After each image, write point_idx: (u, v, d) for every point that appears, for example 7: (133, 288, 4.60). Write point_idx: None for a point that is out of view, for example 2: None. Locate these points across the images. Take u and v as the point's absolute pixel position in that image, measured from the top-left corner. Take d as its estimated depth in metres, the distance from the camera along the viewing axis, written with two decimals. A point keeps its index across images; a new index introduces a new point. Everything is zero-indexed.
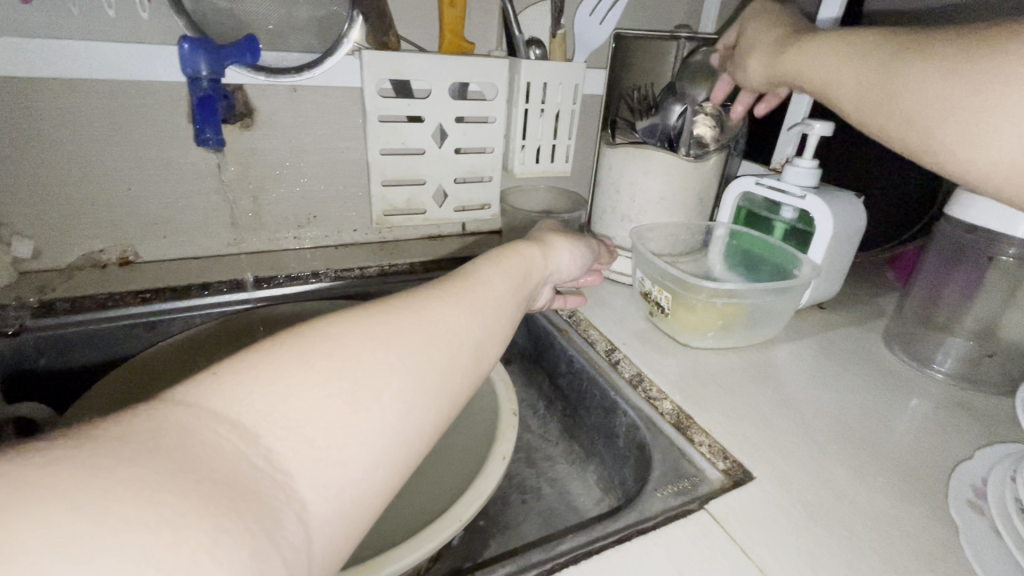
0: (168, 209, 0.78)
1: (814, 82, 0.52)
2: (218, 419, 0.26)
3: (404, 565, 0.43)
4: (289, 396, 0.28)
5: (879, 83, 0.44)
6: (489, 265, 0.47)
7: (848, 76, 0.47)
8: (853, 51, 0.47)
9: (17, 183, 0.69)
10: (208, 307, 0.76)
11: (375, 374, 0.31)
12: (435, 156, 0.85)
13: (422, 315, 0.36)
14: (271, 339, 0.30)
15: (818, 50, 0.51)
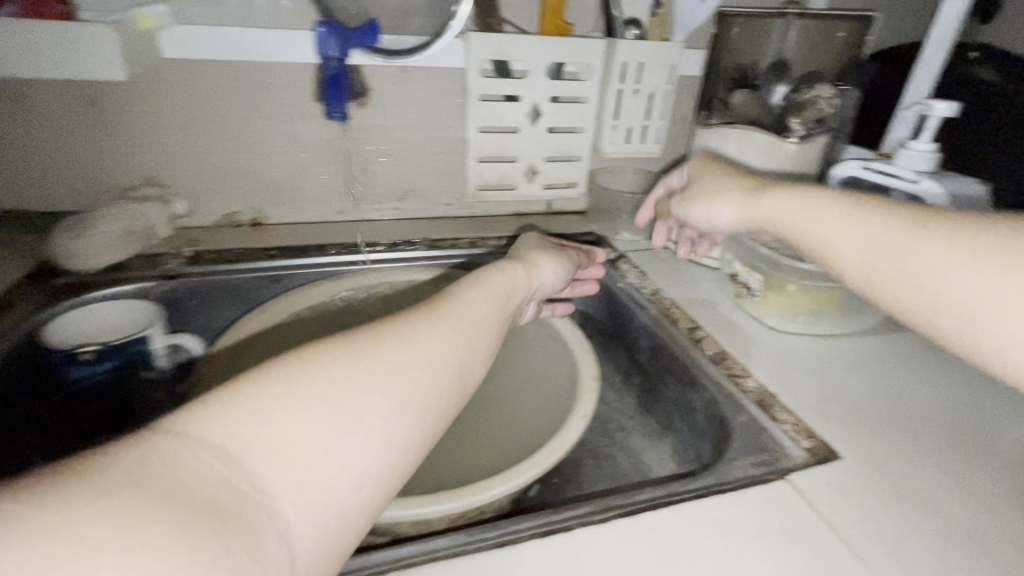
0: (291, 178, 0.88)
1: (807, 242, 0.49)
2: (201, 447, 0.26)
3: (494, 495, 0.49)
4: (273, 419, 0.28)
5: (901, 260, 0.41)
6: (471, 289, 0.48)
7: (857, 237, 0.45)
8: (854, 216, 0.46)
9: (180, 150, 0.82)
10: (321, 266, 0.85)
11: (358, 396, 0.32)
12: (528, 134, 0.89)
13: (408, 338, 0.37)
14: (258, 365, 0.31)
15: (816, 209, 0.49)
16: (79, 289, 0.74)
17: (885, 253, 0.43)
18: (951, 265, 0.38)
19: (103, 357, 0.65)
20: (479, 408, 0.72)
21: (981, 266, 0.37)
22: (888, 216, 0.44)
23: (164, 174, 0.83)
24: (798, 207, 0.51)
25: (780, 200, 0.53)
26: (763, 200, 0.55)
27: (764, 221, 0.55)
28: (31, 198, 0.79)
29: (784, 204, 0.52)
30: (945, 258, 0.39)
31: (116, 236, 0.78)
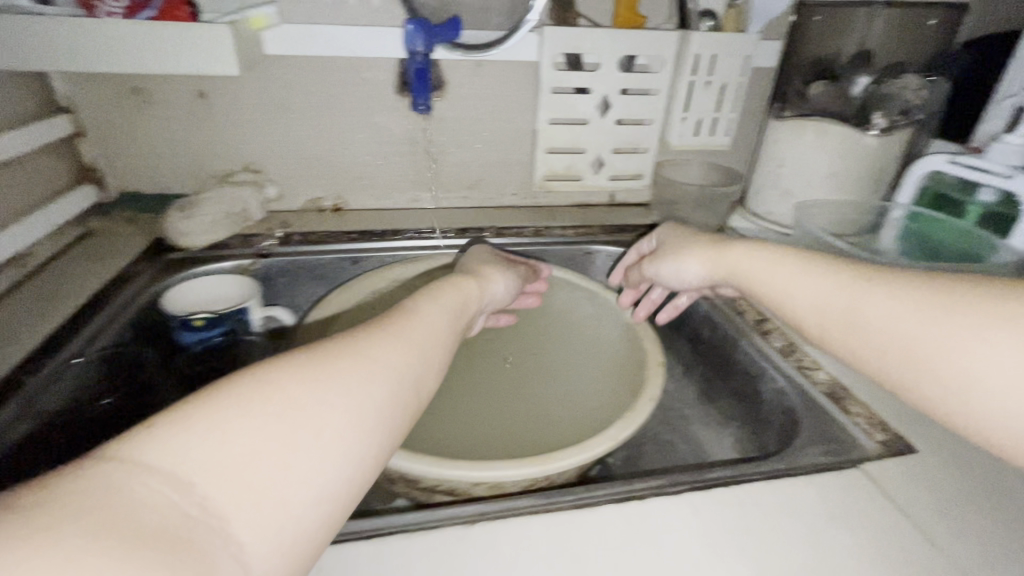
0: (370, 168, 0.94)
1: (769, 297, 0.52)
2: (150, 472, 0.26)
3: (569, 465, 0.52)
4: (229, 440, 0.29)
5: (847, 309, 0.44)
6: (425, 306, 0.49)
7: (808, 289, 0.47)
8: (808, 269, 0.49)
9: (275, 140, 0.89)
10: (396, 250, 0.90)
11: (315, 414, 0.32)
12: (597, 126, 0.91)
13: (363, 359, 0.38)
14: (208, 387, 0.31)
15: (772, 262, 0.52)
16: (187, 264, 0.81)
17: (834, 302, 0.45)
18: (892, 315, 0.41)
19: (214, 324, 0.72)
20: (540, 385, 0.73)
21: (921, 315, 0.39)
22: (842, 272, 0.46)
23: (260, 161, 0.90)
24: (757, 262, 0.54)
25: (742, 252, 0.56)
26: (728, 250, 0.57)
27: (728, 272, 0.57)
28: (151, 181, 0.89)
29: (743, 256, 0.55)
30: (886, 309, 0.41)
31: (220, 215, 0.84)
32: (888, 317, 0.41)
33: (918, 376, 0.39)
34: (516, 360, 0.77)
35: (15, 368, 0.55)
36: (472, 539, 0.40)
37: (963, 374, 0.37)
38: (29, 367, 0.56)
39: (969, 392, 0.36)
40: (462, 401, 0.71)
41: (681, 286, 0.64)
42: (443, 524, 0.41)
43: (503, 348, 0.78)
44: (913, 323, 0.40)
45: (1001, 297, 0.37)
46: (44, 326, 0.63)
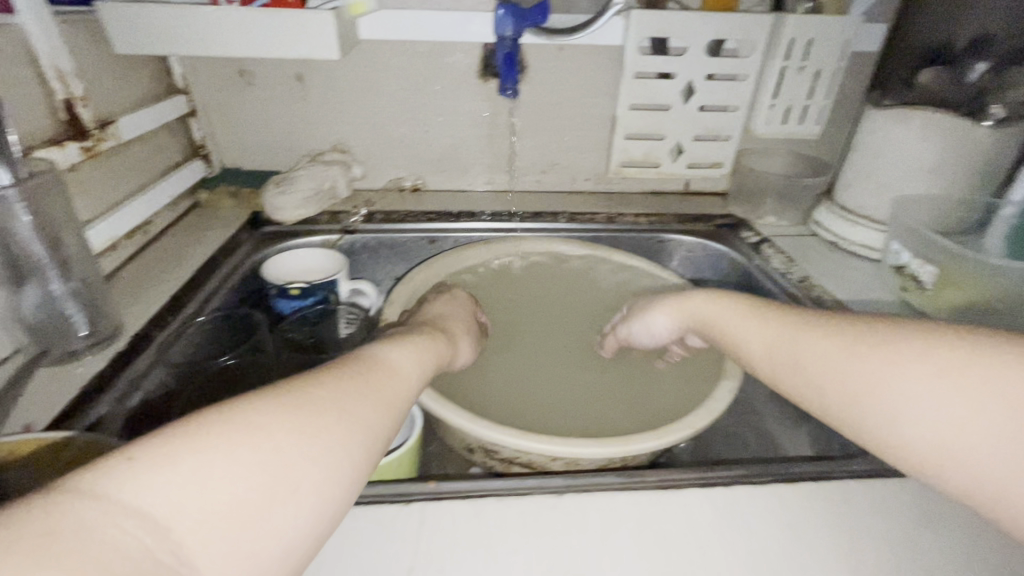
0: (448, 150, 0.97)
1: (727, 339, 0.53)
2: (126, 513, 0.24)
3: (647, 449, 0.54)
4: (211, 484, 0.27)
5: (794, 350, 0.46)
6: (404, 350, 0.47)
7: (759, 335, 0.50)
8: (757, 314, 0.52)
9: (362, 121, 0.93)
10: (472, 232, 0.92)
11: (297, 462, 0.31)
12: (679, 112, 0.89)
13: (348, 403, 0.36)
14: (190, 421, 0.29)
15: (727, 315, 0.54)
16: (283, 236, 0.86)
17: (781, 345, 0.47)
18: (829, 353, 0.43)
19: (307, 294, 0.73)
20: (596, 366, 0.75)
21: (854, 351, 0.41)
22: (789, 319, 0.48)
23: (348, 142, 0.95)
24: (721, 317, 0.55)
25: (706, 306, 0.57)
26: (690, 298, 0.60)
27: (695, 323, 0.58)
28: (252, 158, 0.96)
29: (701, 309, 0.58)
30: (825, 348, 0.43)
31: (310, 193, 0.88)
32: (825, 356, 0.43)
33: (849, 408, 0.40)
34: (576, 341, 0.80)
35: (148, 323, 0.61)
36: (564, 508, 0.42)
37: (888, 403, 0.38)
38: (159, 323, 0.62)
39: (891, 421, 0.38)
40: (524, 373, 0.74)
41: (652, 341, 0.64)
42: (535, 492, 0.43)
43: (565, 329, 0.82)
44: (841, 360, 0.42)
45: (923, 335, 0.39)
46: (168, 286, 0.69)
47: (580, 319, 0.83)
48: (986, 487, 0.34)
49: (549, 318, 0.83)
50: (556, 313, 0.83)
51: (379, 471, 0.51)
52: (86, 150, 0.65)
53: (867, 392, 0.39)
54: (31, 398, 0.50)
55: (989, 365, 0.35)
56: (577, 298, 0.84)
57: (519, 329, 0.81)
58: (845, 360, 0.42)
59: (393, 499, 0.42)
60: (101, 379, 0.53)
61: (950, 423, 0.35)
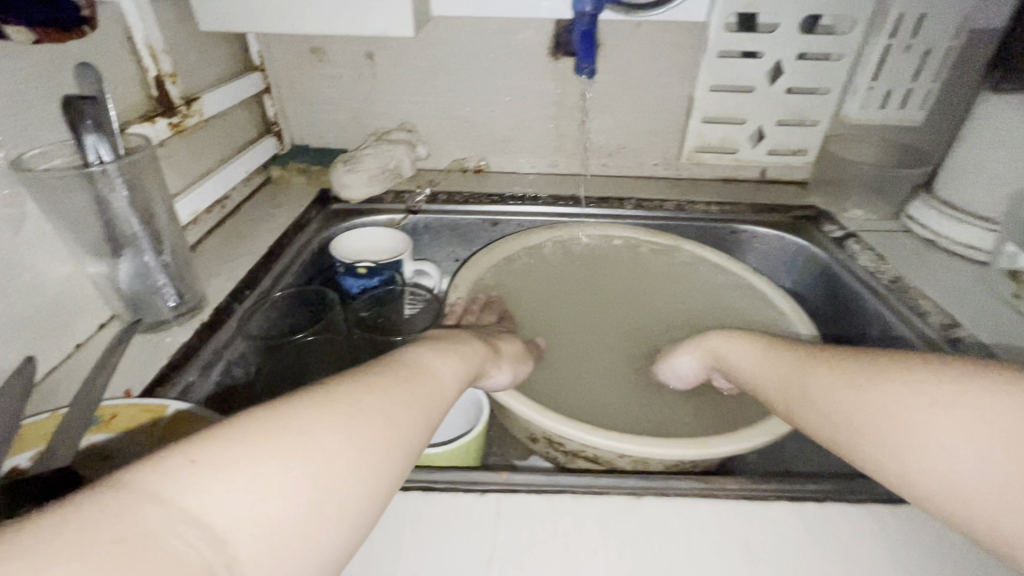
0: (513, 131, 0.95)
1: (741, 370, 0.53)
2: (187, 522, 0.25)
3: (724, 451, 0.51)
4: (266, 496, 0.28)
5: (803, 382, 0.45)
6: (446, 357, 0.47)
7: (776, 369, 0.49)
8: (771, 349, 0.52)
9: (428, 100, 0.93)
10: (535, 216, 0.90)
11: (342, 481, 0.32)
12: (763, 95, 0.83)
13: (392, 418, 0.37)
14: (248, 432, 0.30)
15: (748, 352, 0.54)
16: (349, 215, 0.87)
17: (791, 377, 0.47)
18: (835, 385, 0.42)
19: (373, 273, 0.74)
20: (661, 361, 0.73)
21: (854, 382, 0.41)
22: (800, 354, 0.48)
23: (414, 120, 0.95)
24: (747, 362, 0.53)
25: (731, 352, 0.56)
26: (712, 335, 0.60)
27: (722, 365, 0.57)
28: (321, 134, 0.98)
29: (726, 351, 0.57)
30: (829, 380, 0.43)
31: (376, 172, 0.88)
32: (829, 387, 0.42)
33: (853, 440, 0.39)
34: (640, 335, 0.77)
35: (228, 296, 0.63)
36: (643, 511, 0.41)
37: (886, 433, 0.37)
38: (238, 297, 0.64)
39: (889, 453, 0.37)
40: (583, 367, 0.72)
41: (678, 383, 0.63)
42: (611, 492, 0.42)
43: (627, 321, 0.79)
44: (845, 392, 0.41)
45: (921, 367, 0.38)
46: (246, 260, 0.72)
47: (644, 312, 0.80)
48: (994, 522, 0.31)
49: (612, 309, 0.80)
50: (620, 303, 0.81)
51: (448, 455, 0.51)
52: (175, 126, 0.66)
53: (870, 423, 0.38)
54: (130, 364, 0.53)
55: (988, 394, 0.34)
56: (642, 289, 0.81)
57: (579, 319, 0.79)
58: (848, 391, 0.41)
59: (468, 489, 0.42)
60: (188, 348, 0.55)
61: (944, 454, 0.34)
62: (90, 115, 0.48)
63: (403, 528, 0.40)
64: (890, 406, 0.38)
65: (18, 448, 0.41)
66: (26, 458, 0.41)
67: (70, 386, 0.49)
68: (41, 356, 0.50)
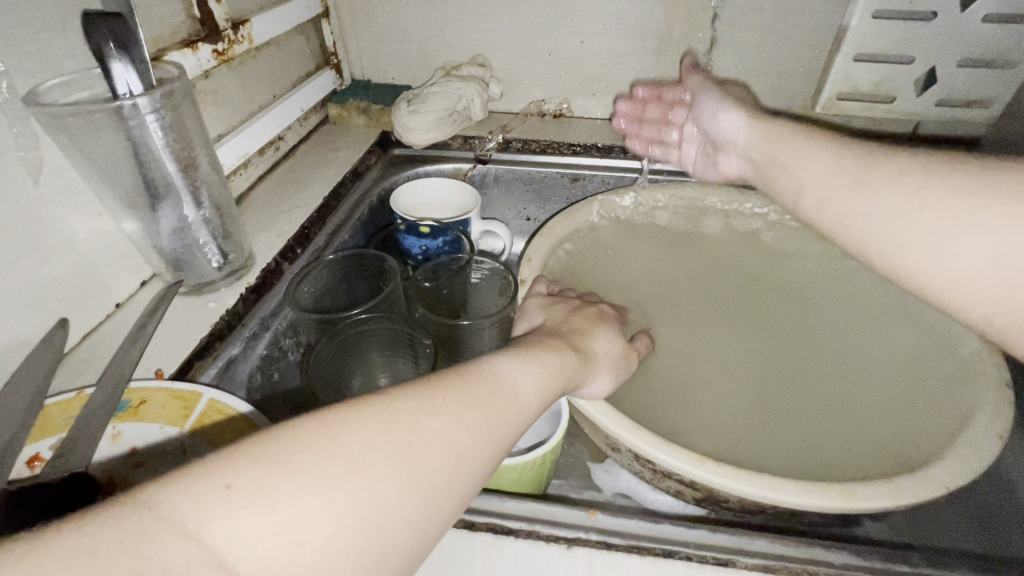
0: (605, 68, 0.80)
1: (782, 174, 0.46)
2: (213, 563, 0.19)
3: (878, 506, 0.38)
4: (300, 540, 0.21)
5: (853, 184, 0.38)
6: (526, 359, 0.37)
7: (823, 178, 0.41)
8: (819, 146, 0.43)
9: (507, 28, 0.79)
10: (624, 172, 0.76)
11: (391, 522, 0.23)
12: (945, 24, 0.64)
13: (463, 437, 0.27)
14: (291, 446, 0.22)
15: (786, 145, 0.46)
16: (410, 163, 0.77)
17: (831, 182, 0.40)
18: (888, 190, 0.35)
19: (436, 233, 0.64)
20: (808, 358, 0.56)
21: (902, 184, 0.34)
22: (860, 151, 0.39)
23: (488, 53, 0.82)
24: (780, 156, 0.47)
25: (770, 132, 0.49)
26: (764, 124, 0.51)
27: (751, 148, 0.51)
28: (383, 68, 0.87)
29: (764, 141, 0.49)
30: (882, 187, 0.35)
31: (443, 114, 0.77)
32: (883, 189, 0.35)
33: (887, 248, 0.35)
34: (778, 321, 0.60)
35: (278, 254, 0.56)
36: None
37: (915, 239, 0.33)
38: (287, 256, 0.57)
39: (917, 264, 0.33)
40: (706, 361, 0.57)
41: (708, 127, 0.58)
42: (736, 562, 0.33)
43: (754, 301, 0.62)
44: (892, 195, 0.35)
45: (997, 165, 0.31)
46: (297, 211, 0.64)
47: (782, 292, 0.62)
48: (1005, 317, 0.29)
49: (736, 288, 0.63)
50: (746, 282, 0.63)
51: (516, 473, 0.43)
52: (219, 54, 0.58)
53: (916, 235, 0.33)
54: (168, 332, 0.47)
55: None
56: (767, 266, 0.64)
57: (693, 298, 0.63)
58: (903, 198, 0.34)
59: (551, 537, 0.34)
60: (234, 314, 0.49)
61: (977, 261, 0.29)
62: (115, 39, 0.39)
63: None
64: (942, 218, 0.31)
65: (39, 434, 0.36)
66: (49, 447, 0.35)
67: (101, 357, 0.44)
68: (74, 319, 0.45)
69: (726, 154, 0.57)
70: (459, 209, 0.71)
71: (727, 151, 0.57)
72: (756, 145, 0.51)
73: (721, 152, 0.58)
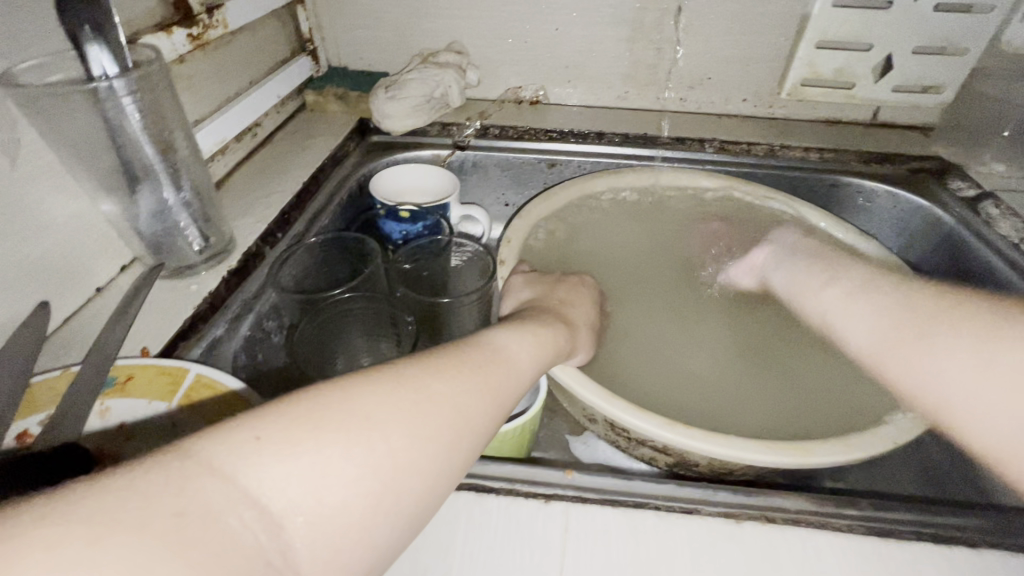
0: (580, 55, 0.82)
1: (804, 276, 0.52)
2: (246, 500, 0.20)
3: (835, 459, 0.41)
4: (324, 485, 0.22)
5: (871, 295, 0.44)
6: (517, 333, 0.39)
7: (849, 283, 0.47)
8: (847, 262, 0.50)
9: (483, 15, 0.80)
10: (600, 157, 0.78)
11: (405, 471, 0.25)
12: (901, 14, 0.67)
13: (465, 399, 0.29)
14: (309, 406, 0.24)
15: (821, 256, 0.53)
16: (389, 149, 0.78)
17: (845, 292, 0.47)
18: (900, 308, 0.41)
19: (417, 218, 0.66)
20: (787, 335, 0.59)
21: (907, 305, 0.40)
22: (882, 276, 0.45)
23: (465, 40, 0.83)
24: (807, 271, 0.52)
25: (813, 245, 0.54)
26: (812, 238, 0.56)
27: (793, 247, 0.56)
28: (360, 55, 0.87)
29: (801, 251, 0.55)
30: (895, 305, 0.41)
31: (421, 100, 0.77)
32: (896, 309, 0.41)
33: (885, 358, 0.40)
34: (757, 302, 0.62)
35: (259, 239, 0.57)
36: (745, 542, 0.34)
37: (901, 351, 0.38)
38: (269, 241, 0.57)
39: (914, 376, 0.37)
40: (688, 343, 0.59)
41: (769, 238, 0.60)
42: (702, 510, 0.36)
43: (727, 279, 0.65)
44: (901, 315, 0.40)
45: (986, 300, 0.36)
46: (277, 197, 0.64)
47: None
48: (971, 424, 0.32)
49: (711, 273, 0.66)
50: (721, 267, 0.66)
51: (498, 444, 0.44)
52: (193, 39, 0.58)
53: (910, 343, 0.38)
54: (150, 314, 0.47)
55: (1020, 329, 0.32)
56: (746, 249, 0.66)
57: (674, 285, 0.65)
58: (908, 318, 0.39)
59: (531, 494, 0.36)
60: (217, 297, 0.49)
61: (953, 372, 0.34)
62: (91, 21, 0.39)
63: (455, 537, 0.34)
64: (932, 336, 0.37)
65: (26, 411, 0.37)
66: (37, 423, 0.36)
67: (86, 338, 0.45)
68: (57, 302, 0.45)
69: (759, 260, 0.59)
70: (437, 195, 0.72)
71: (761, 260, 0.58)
72: (805, 250, 0.54)
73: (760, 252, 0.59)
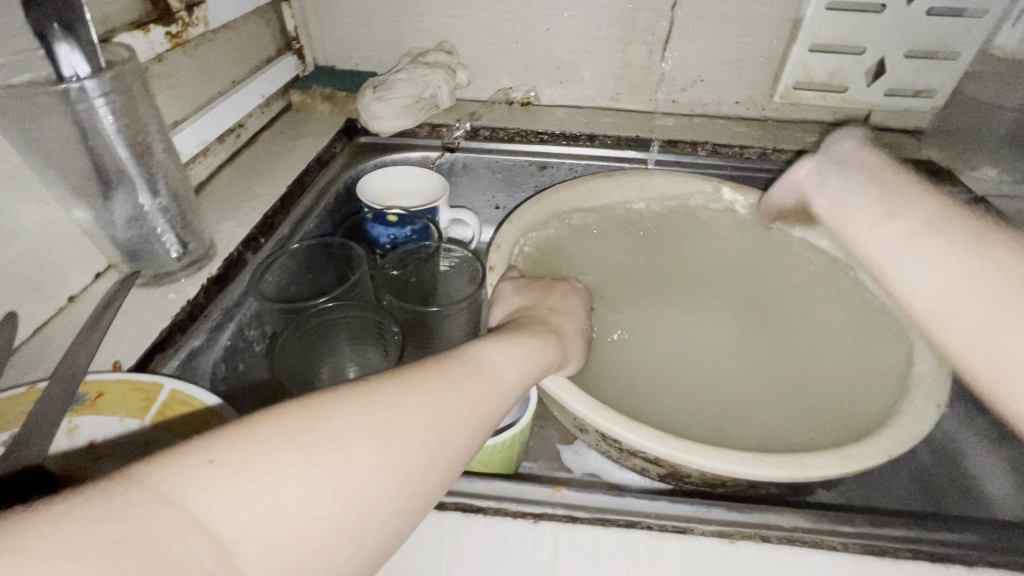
0: (571, 56, 0.80)
1: (849, 217, 0.44)
2: (195, 527, 0.19)
3: (828, 474, 0.40)
4: (280, 509, 0.21)
5: (940, 256, 0.35)
6: (499, 344, 0.37)
7: (911, 231, 0.38)
8: (908, 198, 0.40)
9: (473, 15, 0.78)
10: (591, 159, 0.76)
11: (371, 494, 0.24)
12: (895, 16, 0.67)
13: (440, 416, 0.28)
14: (272, 426, 0.23)
15: (876, 184, 0.43)
16: (377, 151, 0.76)
17: (908, 236, 0.38)
18: (978, 277, 0.32)
19: (405, 222, 0.64)
20: (785, 344, 0.58)
21: (990, 273, 0.32)
22: (959, 223, 0.36)
23: (454, 39, 0.81)
24: (864, 192, 0.44)
25: (872, 157, 0.46)
26: (869, 152, 0.47)
27: (842, 166, 0.47)
28: (347, 54, 0.85)
29: (860, 169, 0.46)
30: (973, 273, 0.32)
31: (410, 101, 0.76)
32: (975, 275, 0.32)
33: (945, 327, 0.33)
34: (754, 311, 0.62)
35: (241, 244, 0.55)
36: (737, 561, 0.33)
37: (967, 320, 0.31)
38: (251, 245, 0.56)
39: (984, 347, 0.30)
40: (689, 356, 0.58)
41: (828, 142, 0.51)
42: (694, 530, 0.35)
43: (720, 284, 0.65)
44: (987, 276, 0.32)
45: None
46: (260, 199, 0.62)
47: (746, 276, 0.64)
48: None
49: (704, 278, 0.65)
50: (714, 270, 0.66)
51: (486, 459, 0.43)
52: (172, 36, 0.56)
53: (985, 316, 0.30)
54: (124, 323, 0.46)
55: None
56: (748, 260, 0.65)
57: (674, 295, 0.64)
58: (986, 289, 0.31)
59: (518, 513, 0.35)
60: (194, 305, 0.48)
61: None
62: (59, 20, 0.37)
63: (439, 562, 0.33)
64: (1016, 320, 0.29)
65: None
66: None
67: (56, 349, 0.43)
68: (25, 311, 0.43)
69: (808, 168, 0.52)
70: (426, 198, 0.70)
71: (808, 168, 0.52)
72: (862, 160, 0.46)
73: (809, 160, 0.52)
